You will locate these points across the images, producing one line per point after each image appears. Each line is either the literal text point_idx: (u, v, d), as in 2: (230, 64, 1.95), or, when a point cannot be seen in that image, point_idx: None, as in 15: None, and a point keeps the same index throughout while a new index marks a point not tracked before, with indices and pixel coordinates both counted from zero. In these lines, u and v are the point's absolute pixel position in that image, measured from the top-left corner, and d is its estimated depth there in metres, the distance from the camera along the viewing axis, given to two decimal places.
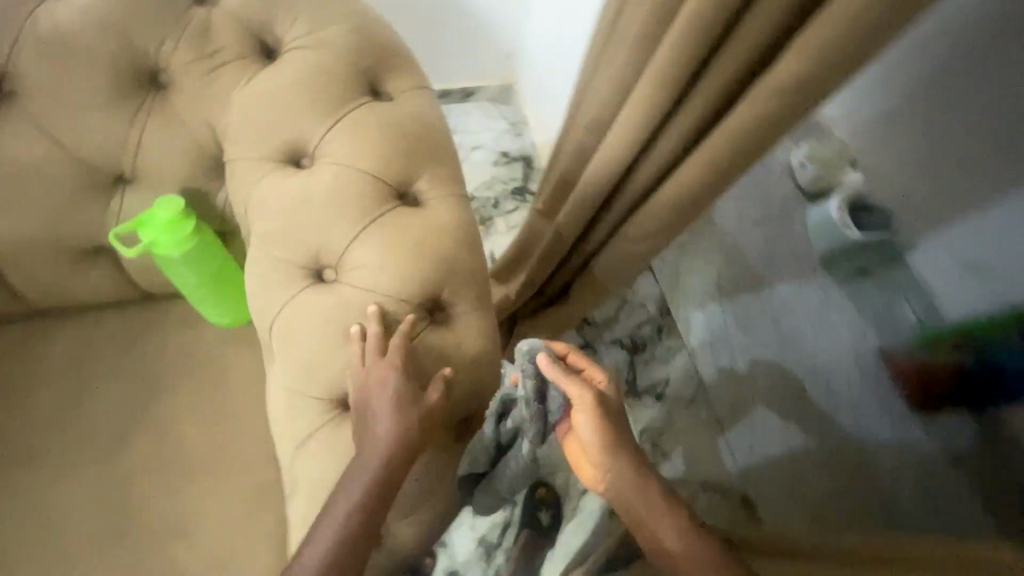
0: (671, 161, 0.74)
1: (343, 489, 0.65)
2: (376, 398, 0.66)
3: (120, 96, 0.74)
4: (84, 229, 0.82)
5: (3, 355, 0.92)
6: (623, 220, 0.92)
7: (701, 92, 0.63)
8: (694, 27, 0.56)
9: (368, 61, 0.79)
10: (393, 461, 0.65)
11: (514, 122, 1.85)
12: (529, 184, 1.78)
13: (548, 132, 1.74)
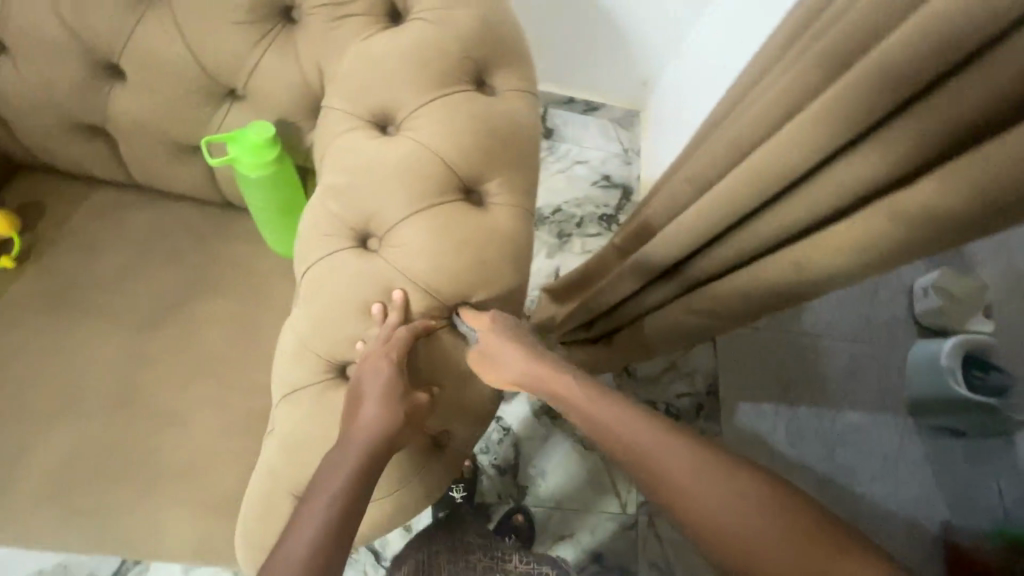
0: (768, 245, 0.67)
1: (322, 475, 0.62)
2: (368, 380, 0.66)
3: (251, 16, 0.77)
4: (186, 128, 0.87)
5: (87, 215, 0.99)
6: (700, 282, 0.84)
7: (826, 181, 0.53)
8: (838, 111, 0.46)
9: (485, 50, 0.77)
10: (369, 452, 0.63)
11: (625, 150, 1.81)
12: (619, 214, 1.75)
13: (655, 170, 1.68)
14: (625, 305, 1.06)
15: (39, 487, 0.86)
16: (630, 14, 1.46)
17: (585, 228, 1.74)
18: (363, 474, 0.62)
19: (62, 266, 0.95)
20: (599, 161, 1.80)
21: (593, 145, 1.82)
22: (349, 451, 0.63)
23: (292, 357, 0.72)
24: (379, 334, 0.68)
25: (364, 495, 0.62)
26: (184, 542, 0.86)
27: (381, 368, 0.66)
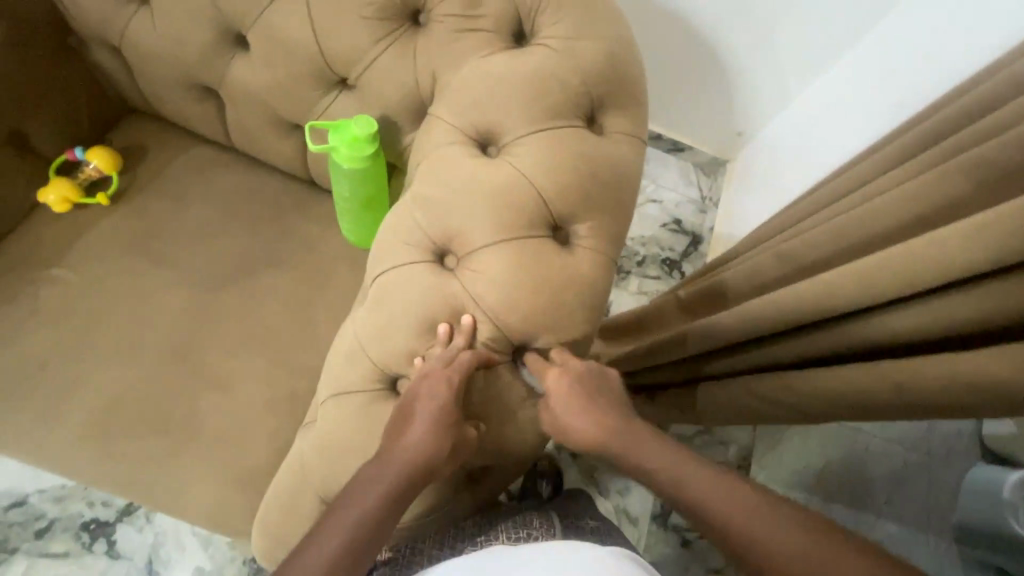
0: (867, 348, 0.63)
1: (355, 487, 0.61)
2: (420, 401, 0.64)
3: (381, 14, 0.77)
4: (293, 106, 0.88)
5: (182, 167, 1.03)
6: (765, 369, 0.80)
7: (980, 295, 0.51)
8: None
9: (603, 88, 0.75)
10: (406, 474, 0.61)
11: (704, 198, 1.74)
12: (683, 262, 1.67)
13: (733, 227, 1.60)
14: (682, 367, 1.00)
15: (84, 421, 0.88)
16: (745, 66, 1.41)
17: (645, 268, 1.68)
18: (397, 494, 0.61)
19: (147, 213, 0.98)
20: (674, 203, 1.73)
21: (672, 186, 1.74)
22: (387, 470, 0.61)
23: (347, 358, 0.70)
24: (441, 355, 0.66)
25: (393, 518, 0.61)
26: (201, 504, 0.87)
27: (437, 392, 0.64)
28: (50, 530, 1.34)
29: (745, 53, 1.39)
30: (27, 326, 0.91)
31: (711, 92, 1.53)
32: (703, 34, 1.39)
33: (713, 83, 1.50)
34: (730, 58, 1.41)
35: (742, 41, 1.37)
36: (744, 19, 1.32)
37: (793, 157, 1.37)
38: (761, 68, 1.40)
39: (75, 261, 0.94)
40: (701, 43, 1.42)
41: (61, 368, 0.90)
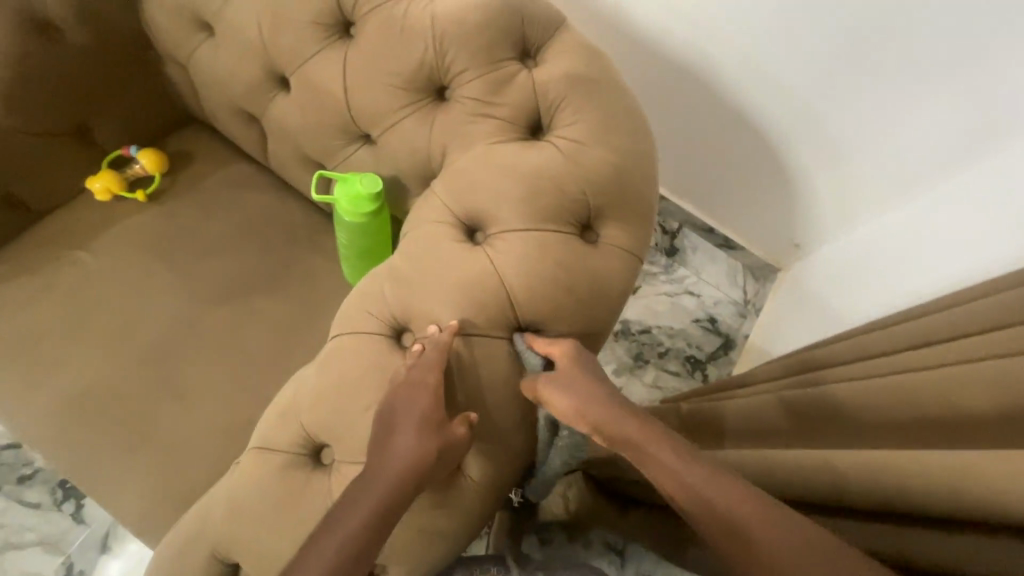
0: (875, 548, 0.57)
1: (347, 503, 0.59)
2: (370, 472, 0.60)
3: (407, 85, 0.79)
4: (317, 150, 0.91)
5: (218, 179, 1.09)
6: None
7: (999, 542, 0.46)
8: None
9: (605, 197, 0.72)
10: (393, 493, 0.59)
11: (748, 302, 1.58)
12: (709, 363, 1.55)
13: (765, 342, 1.46)
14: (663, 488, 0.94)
15: (57, 399, 0.93)
16: (808, 179, 1.23)
17: (664, 360, 1.57)
18: (386, 509, 0.59)
19: (174, 216, 1.05)
20: (712, 299, 1.61)
21: (714, 281, 1.61)
22: (372, 486, 0.59)
23: (282, 413, 0.70)
24: (409, 379, 0.64)
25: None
26: (137, 507, 0.89)
27: (393, 465, 0.60)
28: (31, 478, 1.42)
29: (810, 164, 1.20)
30: (37, 299, 0.97)
31: (766, 199, 1.34)
32: (764, 137, 1.23)
33: (770, 189, 1.32)
34: (793, 166, 1.23)
35: (808, 152, 1.19)
36: (814, 129, 1.14)
37: (851, 292, 1.16)
38: (826, 185, 1.21)
39: (99, 248, 1.01)
40: (760, 145, 1.25)
41: (54, 344, 0.95)
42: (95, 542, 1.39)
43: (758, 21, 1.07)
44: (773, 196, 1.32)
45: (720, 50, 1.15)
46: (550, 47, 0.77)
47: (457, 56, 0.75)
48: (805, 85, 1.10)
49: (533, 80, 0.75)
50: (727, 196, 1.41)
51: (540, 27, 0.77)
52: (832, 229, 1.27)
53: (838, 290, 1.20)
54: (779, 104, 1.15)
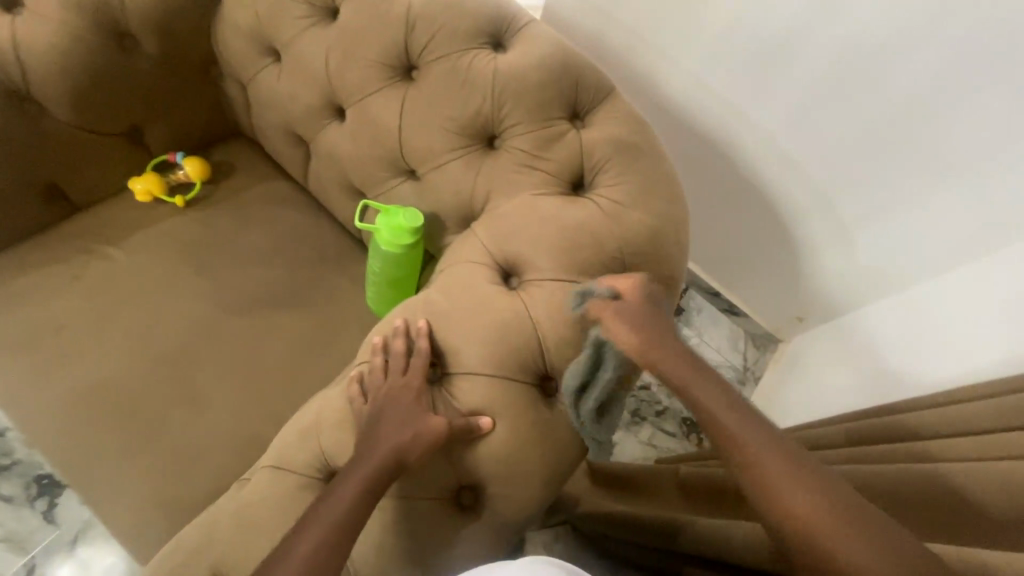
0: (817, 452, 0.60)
1: (330, 498, 0.59)
2: (356, 466, 0.61)
3: (461, 129, 0.83)
4: (362, 178, 0.95)
5: (257, 193, 1.12)
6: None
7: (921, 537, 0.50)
8: None
9: (641, 257, 0.75)
10: (378, 487, 0.61)
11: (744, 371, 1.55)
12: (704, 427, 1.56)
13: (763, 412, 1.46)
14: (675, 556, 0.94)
15: (65, 395, 0.92)
16: (818, 260, 1.28)
17: (661, 420, 1.56)
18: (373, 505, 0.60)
19: (210, 225, 1.07)
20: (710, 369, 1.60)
21: (716, 345, 1.58)
22: (355, 478, 0.60)
23: (303, 434, 0.70)
24: (395, 383, 0.67)
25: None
26: (130, 511, 0.87)
27: (374, 457, 0.62)
28: (7, 470, 1.38)
29: (822, 246, 1.25)
30: (62, 290, 0.98)
31: (775, 272, 1.39)
32: (778, 214, 1.28)
33: (779, 260, 1.36)
34: (804, 246, 1.29)
35: (821, 235, 1.24)
36: (828, 214, 1.20)
37: (859, 369, 1.18)
38: (835, 264, 1.25)
39: (130, 246, 1.03)
40: (775, 222, 1.30)
41: (72, 338, 0.95)
42: (63, 544, 1.34)
43: (786, 109, 1.14)
44: (782, 267, 1.36)
45: (744, 129, 1.22)
46: (600, 112, 0.82)
47: (514, 111, 0.80)
48: (823, 173, 1.16)
49: (581, 140, 0.80)
50: (737, 260, 1.45)
51: (592, 92, 0.82)
52: (837, 308, 1.32)
53: (850, 359, 1.22)
54: (797, 187, 1.21)
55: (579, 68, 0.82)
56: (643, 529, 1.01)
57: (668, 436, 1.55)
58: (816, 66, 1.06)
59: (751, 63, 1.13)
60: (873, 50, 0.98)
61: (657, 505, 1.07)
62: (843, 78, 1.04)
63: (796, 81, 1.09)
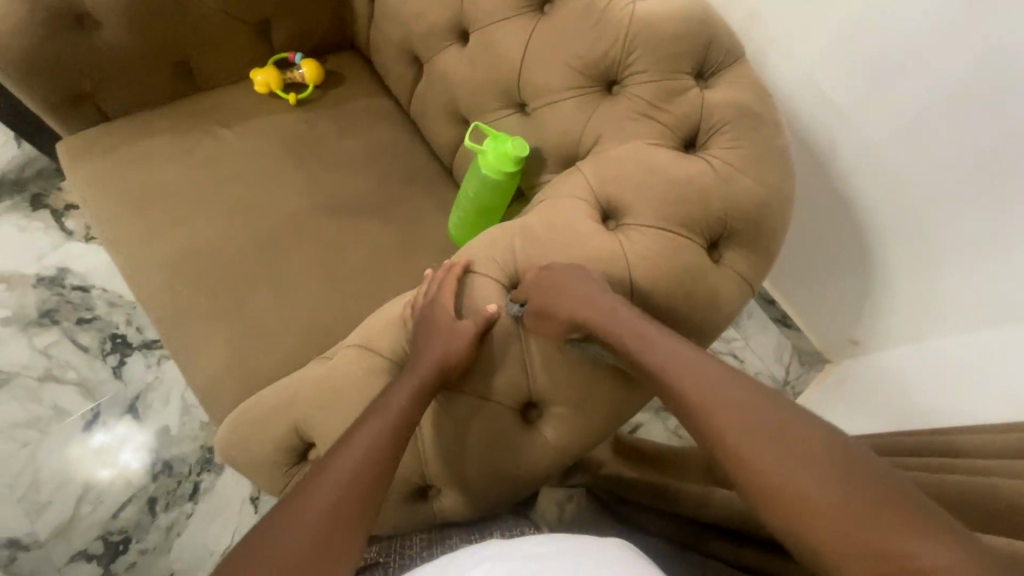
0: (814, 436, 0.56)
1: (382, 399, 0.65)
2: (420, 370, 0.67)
3: (584, 68, 0.84)
4: (470, 104, 0.97)
5: (362, 106, 1.16)
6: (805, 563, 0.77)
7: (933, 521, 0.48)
8: None
9: (742, 224, 0.75)
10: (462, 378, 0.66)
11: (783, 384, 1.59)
12: None
13: None
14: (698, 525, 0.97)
15: (168, 256, 0.99)
16: (889, 286, 1.24)
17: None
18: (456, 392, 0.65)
19: (316, 127, 1.12)
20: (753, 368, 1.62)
21: (761, 354, 1.63)
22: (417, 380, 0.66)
23: (389, 323, 0.75)
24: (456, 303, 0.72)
25: (379, 481, 0.59)
26: (211, 370, 0.94)
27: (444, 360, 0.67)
28: (88, 323, 1.50)
29: (896, 272, 1.22)
30: (178, 160, 1.04)
31: (842, 290, 1.37)
32: (868, 230, 1.23)
33: (857, 277, 1.31)
34: (877, 268, 1.25)
35: (898, 261, 1.21)
36: (912, 241, 1.16)
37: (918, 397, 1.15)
38: (917, 291, 1.20)
39: (243, 132, 1.09)
40: (852, 239, 1.28)
41: (181, 205, 1.02)
42: (126, 399, 1.46)
43: (892, 126, 1.10)
44: (859, 285, 1.32)
45: (851, 135, 1.17)
46: (725, 75, 0.82)
47: (641, 58, 0.80)
48: (916, 200, 1.12)
49: (703, 98, 0.80)
50: (814, 271, 1.41)
51: (721, 53, 0.82)
52: (897, 339, 1.28)
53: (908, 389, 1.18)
54: (884, 208, 1.18)
55: (714, 27, 0.81)
56: (670, 498, 1.04)
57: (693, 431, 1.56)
58: (935, 87, 1.01)
59: (865, 73, 1.09)
60: (1006, 78, 0.92)
61: (686, 479, 1.09)
62: (961, 104, 0.99)
63: (909, 98, 1.05)
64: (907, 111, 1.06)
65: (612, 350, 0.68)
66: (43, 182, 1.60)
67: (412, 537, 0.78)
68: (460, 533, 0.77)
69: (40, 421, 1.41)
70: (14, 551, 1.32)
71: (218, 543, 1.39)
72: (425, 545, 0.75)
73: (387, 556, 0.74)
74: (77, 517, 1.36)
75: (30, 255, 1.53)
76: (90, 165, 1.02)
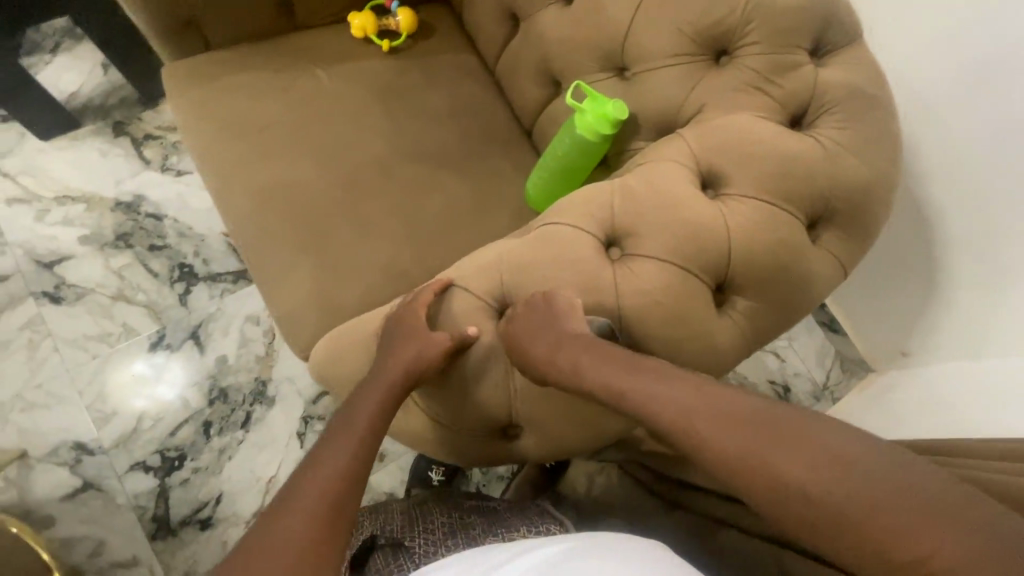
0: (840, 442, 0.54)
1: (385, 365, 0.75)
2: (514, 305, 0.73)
3: (695, 35, 0.83)
4: (564, 63, 0.96)
5: (451, 60, 1.16)
6: None
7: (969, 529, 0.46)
8: None
9: (844, 205, 0.74)
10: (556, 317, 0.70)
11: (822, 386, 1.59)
12: None
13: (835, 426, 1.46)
14: None
15: (259, 186, 1.02)
16: (950, 296, 1.22)
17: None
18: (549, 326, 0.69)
19: (405, 75, 1.13)
20: (793, 369, 1.60)
21: (803, 354, 1.63)
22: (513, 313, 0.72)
23: (484, 266, 0.78)
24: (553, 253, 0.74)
25: (354, 494, 0.63)
26: (293, 299, 0.98)
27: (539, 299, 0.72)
28: (159, 250, 1.56)
29: (961, 282, 1.19)
30: (274, 94, 1.07)
31: (905, 298, 1.34)
32: (941, 239, 1.20)
33: (924, 285, 1.28)
34: (943, 276, 1.23)
35: (965, 271, 1.18)
36: (985, 256, 1.13)
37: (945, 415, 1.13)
38: (981, 307, 1.17)
39: (336, 74, 1.11)
40: (919, 242, 1.26)
41: (273, 138, 1.05)
42: (189, 326, 1.52)
43: (977, 130, 1.07)
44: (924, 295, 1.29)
45: (939, 138, 1.13)
46: (840, 54, 0.80)
47: (758, 28, 0.79)
48: (997, 207, 1.08)
49: (816, 76, 0.78)
50: (879, 277, 1.39)
51: (839, 31, 0.80)
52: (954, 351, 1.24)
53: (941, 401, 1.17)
54: (957, 216, 1.15)
55: (835, 3, 0.79)
56: None
57: None
58: None
59: (967, 70, 1.06)
60: None
61: None
62: None
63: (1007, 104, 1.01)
64: (999, 112, 1.02)
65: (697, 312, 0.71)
66: (125, 110, 1.65)
67: (434, 521, 0.87)
68: (481, 526, 0.84)
69: (110, 337, 1.48)
70: (80, 454, 1.41)
71: (265, 470, 1.45)
72: (446, 535, 0.83)
73: (411, 538, 0.82)
74: (139, 429, 1.44)
75: (110, 179, 1.60)
76: (191, 92, 1.06)
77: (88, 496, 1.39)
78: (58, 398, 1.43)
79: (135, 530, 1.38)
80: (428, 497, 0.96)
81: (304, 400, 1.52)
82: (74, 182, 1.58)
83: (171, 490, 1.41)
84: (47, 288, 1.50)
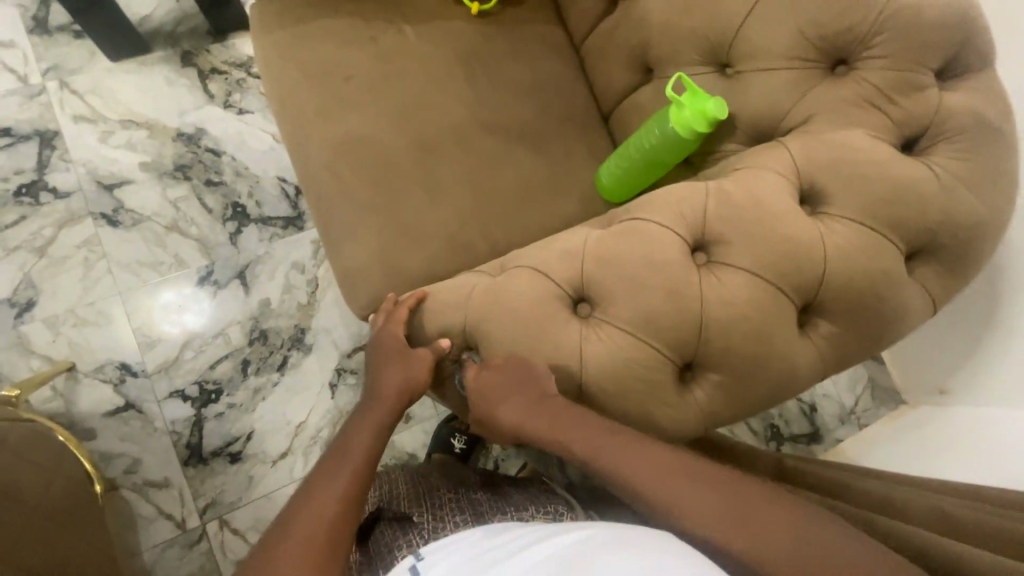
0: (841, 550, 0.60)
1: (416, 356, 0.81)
2: None
3: (815, 40, 0.79)
4: (663, 51, 0.92)
5: (539, 30, 1.12)
6: None
7: None
8: None
9: (948, 240, 0.72)
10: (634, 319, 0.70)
11: (848, 410, 1.56)
12: (786, 442, 1.52)
13: (859, 454, 1.43)
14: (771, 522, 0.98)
15: (335, 138, 1.01)
16: (1005, 346, 1.14)
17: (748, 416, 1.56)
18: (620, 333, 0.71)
19: (492, 41, 1.10)
20: (824, 390, 1.57)
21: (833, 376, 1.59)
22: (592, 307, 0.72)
23: (565, 253, 0.77)
24: (639, 249, 0.73)
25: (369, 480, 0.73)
26: (358, 256, 0.98)
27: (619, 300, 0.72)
28: (215, 186, 1.58)
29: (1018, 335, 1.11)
30: (358, 45, 1.05)
31: (952, 342, 1.27)
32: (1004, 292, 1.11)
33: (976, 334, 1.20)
34: (1002, 325, 1.14)
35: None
36: None
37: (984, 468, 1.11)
38: None
39: (422, 32, 1.08)
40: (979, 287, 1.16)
41: (353, 91, 1.03)
42: (237, 265, 1.55)
43: None
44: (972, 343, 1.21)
45: None
46: (968, 80, 0.76)
47: (886, 42, 0.75)
48: None
49: (939, 100, 0.74)
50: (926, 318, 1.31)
51: (973, 53, 0.75)
52: None
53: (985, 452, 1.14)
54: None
55: (974, 24, 0.74)
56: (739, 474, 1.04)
57: (748, 436, 1.54)
58: None
59: None
60: None
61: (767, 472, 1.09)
62: None
63: None
64: None
65: (778, 329, 0.71)
66: (194, 41, 1.64)
67: (442, 495, 0.86)
68: (487, 504, 0.84)
69: (162, 266, 1.51)
70: (124, 374, 1.45)
71: (296, 415, 1.49)
72: (454, 509, 0.82)
73: (418, 513, 0.82)
74: (180, 359, 1.48)
75: (174, 108, 1.60)
76: (276, 33, 1.04)
77: (128, 415, 1.44)
78: (107, 317, 1.47)
79: (170, 453, 1.44)
80: (429, 470, 0.96)
81: (340, 352, 1.54)
82: (138, 107, 1.58)
83: (206, 421, 1.46)
84: (106, 210, 1.52)
